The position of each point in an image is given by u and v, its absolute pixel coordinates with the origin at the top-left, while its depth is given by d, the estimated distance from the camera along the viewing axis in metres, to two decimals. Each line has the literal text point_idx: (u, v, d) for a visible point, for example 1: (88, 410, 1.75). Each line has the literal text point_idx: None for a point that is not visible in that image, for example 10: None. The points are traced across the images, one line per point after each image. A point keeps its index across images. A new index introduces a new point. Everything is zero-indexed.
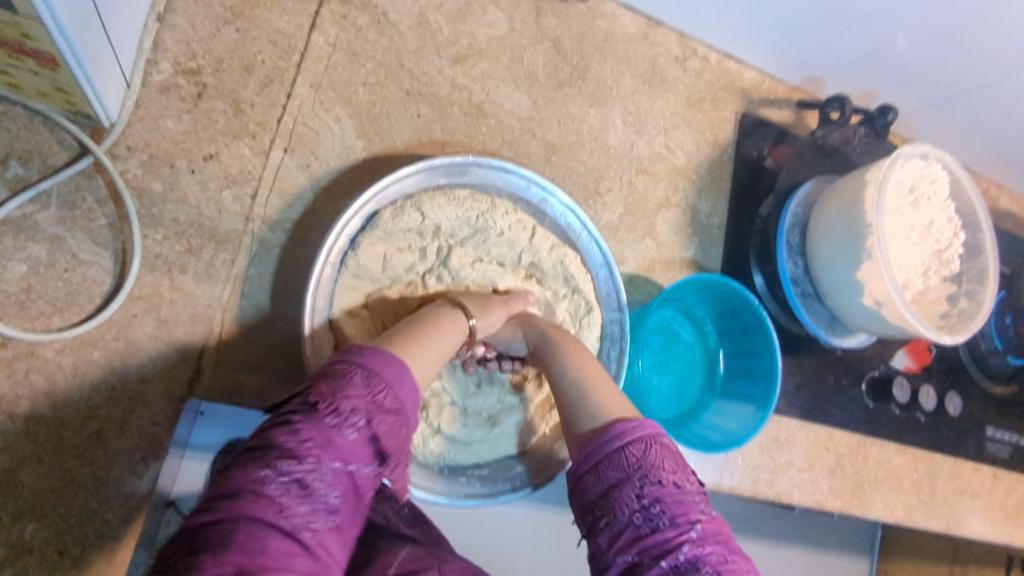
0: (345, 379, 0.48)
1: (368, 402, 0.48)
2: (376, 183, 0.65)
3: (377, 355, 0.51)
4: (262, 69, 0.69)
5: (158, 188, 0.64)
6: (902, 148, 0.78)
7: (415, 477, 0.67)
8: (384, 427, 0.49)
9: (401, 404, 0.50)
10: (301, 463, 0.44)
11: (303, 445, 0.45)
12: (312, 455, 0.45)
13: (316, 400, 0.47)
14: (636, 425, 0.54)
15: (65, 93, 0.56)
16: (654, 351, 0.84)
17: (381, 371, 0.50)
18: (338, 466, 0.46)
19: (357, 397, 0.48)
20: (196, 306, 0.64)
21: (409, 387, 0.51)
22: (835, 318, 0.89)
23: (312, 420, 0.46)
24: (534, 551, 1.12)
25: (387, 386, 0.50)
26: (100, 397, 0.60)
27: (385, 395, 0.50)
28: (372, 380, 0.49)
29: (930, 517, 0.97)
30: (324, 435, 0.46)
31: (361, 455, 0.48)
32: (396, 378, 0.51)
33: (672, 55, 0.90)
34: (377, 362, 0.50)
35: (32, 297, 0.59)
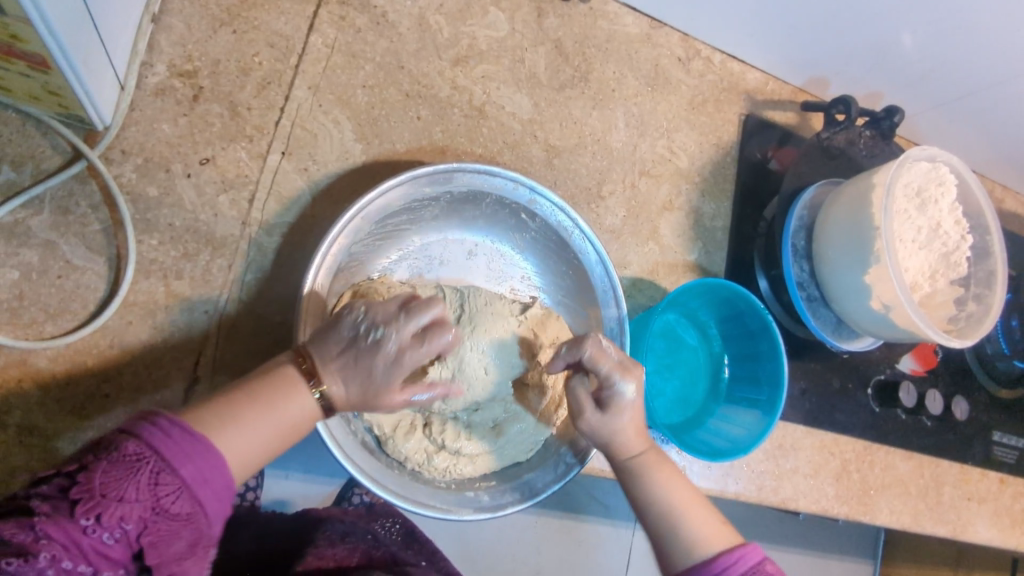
0: (126, 476, 0.46)
1: (147, 504, 0.46)
2: (358, 199, 0.63)
3: (178, 447, 0.47)
4: (259, 71, 0.68)
5: (154, 193, 0.63)
6: (912, 150, 0.78)
7: (420, 495, 0.65)
8: (161, 532, 0.47)
9: (196, 509, 0.48)
10: (28, 563, 0.42)
11: (40, 541, 0.43)
12: (48, 553, 0.43)
13: (82, 489, 0.45)
14: (742, 557, 0.60)
15: (57, 96, 0.55)
16: (658, 356, 0.83)
17: (179, 470, 0.47)
18: (85, 565, 0.45)
19: (133, 496, 0.46)
20: (192, 313, 0.63)
21: (220, 486, 0.49)
22: (842, 322, 0.88)
23: (56, 519, 0.44)
24: (534, 551, 1.12)
25: (176, 486, 0.47)
26: (94, 407, 0.59)
27: (170, 497, 0.47)
28: (159, 482, 0.46)
29: (936, 523, 0.96)
30: (70, 534, 0.44)
31: (116, 555, 0.46)
32: (191, 476, 0.47)
33: (675, 56, 0.89)
34: (168, 443, 0.47)
35: (24, 304, 0.58)
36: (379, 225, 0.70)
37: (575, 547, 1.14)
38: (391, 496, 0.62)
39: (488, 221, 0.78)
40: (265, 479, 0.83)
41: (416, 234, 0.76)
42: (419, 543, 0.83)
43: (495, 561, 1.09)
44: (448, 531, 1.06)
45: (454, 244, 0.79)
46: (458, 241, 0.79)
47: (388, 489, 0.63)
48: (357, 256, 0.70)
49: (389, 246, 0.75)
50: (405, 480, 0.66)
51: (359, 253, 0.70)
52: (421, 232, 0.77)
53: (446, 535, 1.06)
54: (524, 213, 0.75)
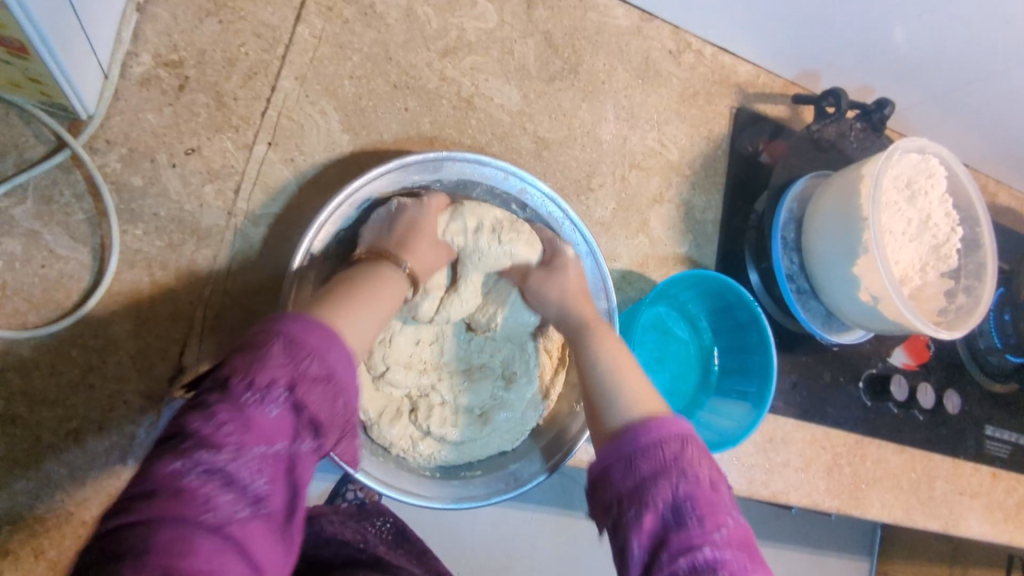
0: (264, 351, 0.48)
1: (291, 372, 0.48)
2: (345, 185, 0.63)
3: (296, 321, 0.51)
4: (245, 62, 0.67)
5: (138, 182, 0.62)
6: (901, 141, 0.77)
7: (404, 483, 0.65)
8: (313, 397, 0.49)
9: (331, 369, 0.51)
10: (219, 450, 0.44)
11: (224, 427, 0.45)
12: (231, 436, 0.45)
13: (230, 378, 0.47)
14: (662, 425, 0.57)
15: (39, 84, 0.55)
16: (648, 349, 0.83)
17: (303, 338, 0.50)
18: (267, 445, 0.47)
19: (275, 366, 0.48)
20: (177, 303, 0.63)
21: (341, 346, 0.52)
22: (831, 315, 0.88)
23: (228, 403, 0.46)
24: (527, 549, 1.11)
25: (309, 351, 0.50)
26: (78, 397, 0.59)
27: (309, 360, 0.50)
28: (294, 349, 0.49)
29: (928, 517, 0.95)
30: (242, 410, 0.46)
31: (284, 429, 0.48)
32: (320, 343, 0.51)
33: (666, 49, 0.89)
34: (299, 324, 0.51)
35: (6, 294, 0.58)
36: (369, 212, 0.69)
37: (567, 543, 1.14)
38: (374, 484, 0.62)
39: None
40: None
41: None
42: (410, 543, 0.83)
43: (488, 558, 1.09)
44: (441, 528, 1.06)
45: None
46: None
47: (373, 477, 0.63)
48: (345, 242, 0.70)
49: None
50: (390, 467, 0.66)
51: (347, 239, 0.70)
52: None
53: (440, 534, 1.06)
54: (515, 204, 0.75)
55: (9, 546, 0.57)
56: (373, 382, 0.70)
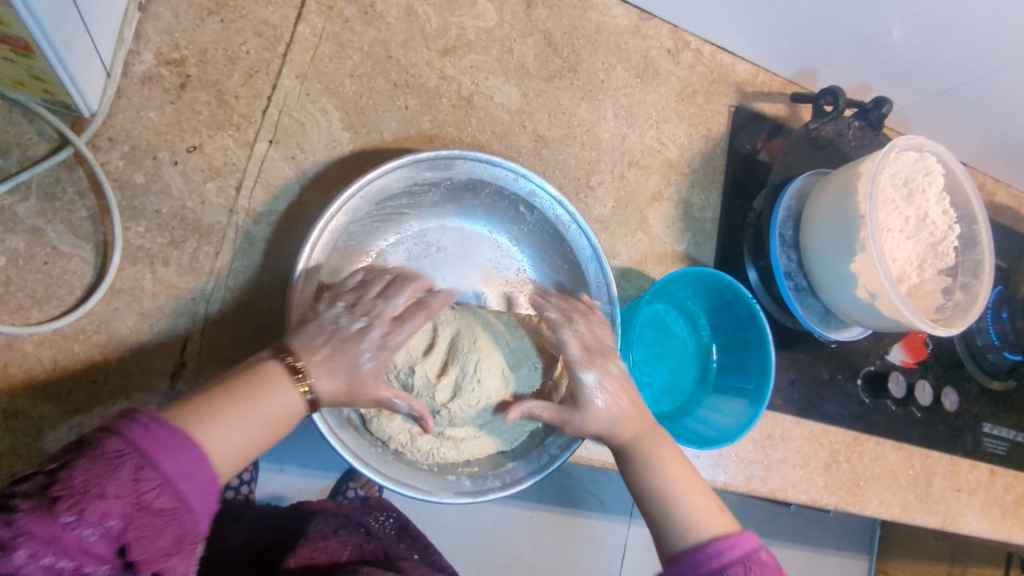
0: (111, 471, 0.45)
1: (131, 501, 0.46)
2: (359, 178, 0.64)
3: (164, 441, 0.48)
4: (246, 60, 0.68)
5: (141, 179, 0.63)
6: (897, 139, 0.78)
7: (401, 474, 0.66)
8: (145, 527, 0.46)
9: (181, 503, 0.48)
10: (8, 556, 0.42)
11: (17, 536, 0.42)
12: (27, 551, 0.42)
13: (57, 478, 0.44)
14: (736, 545, 0.59)
15: (42, 82, 0.55)
16: (646, 346, 0.83)
17: (161, 463, 0.47)
18: (65, 562, 0.44)
19: (117, 489, 0.45)
20: (179, 299, 0.63)
21: (205, 481, 0.49)
22: (829, 313, 0.88)
23: (37, 516, 0.43)
24: (526, 546, 1.12)
25: (161, 480, 0.47)
26: (81, 392, 0.60)
27: (154, 491, 0.46)
28: (145, 475, 0.46)
29: (926, 513, 0.96)
30: (46, 529, 0.43)
31: (99, 551, 0.45)
32: (176, 471, 0.47)
33: (664, 48, 0.89)
34: (154, 441, 0.47)
35: (10, 290, 0.58)
36: (379, 205, 0.70)
37: (567, 539, 1.15)
38: (372, 475, 0.63)
39: (487, 213, 0.79)
40: (261, 472, 0.89)
41: (415, 218, 0.77)
42: (412, 537, 0.84)
43: (488, 554, 1.09)
44: (441, 524, 1.07)
45: (451, 231, 0.79)
46: (457, 228, 0.79)
47: (369, 467, 0.63)
48: (354, 236, 0.71)
49: (385, 228, 0.75)
50: (387, 459, 0.66)
51: (356, 232, 0.71)
52: (419, 216, 0.77)
53: (440, 530, 1.06)
54: (523, 205, 0.76)
55: None
56: None
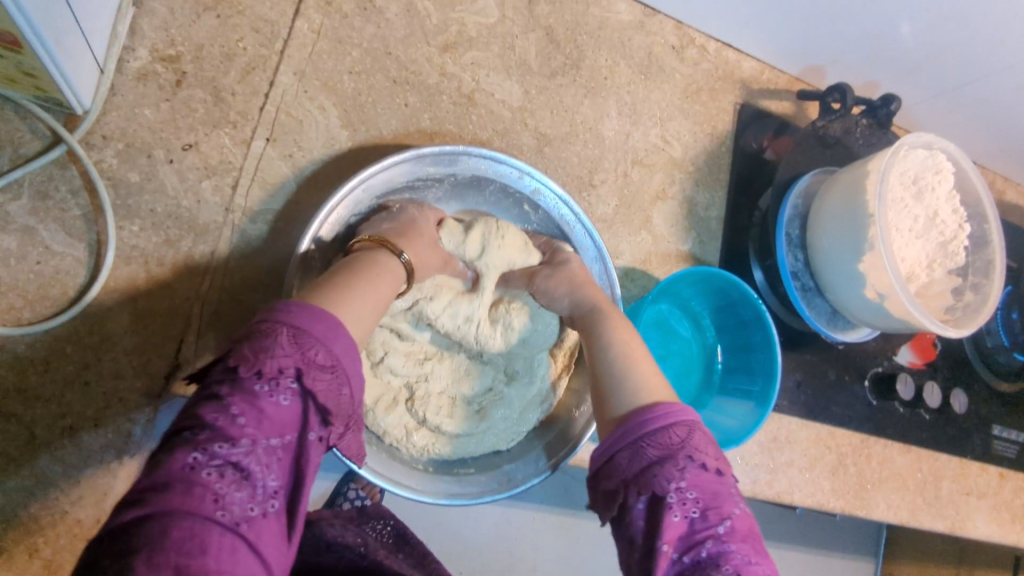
0: (271, 341, 0.47)
1: (299, 362, 0.47)
2: (362, 169, 0.63)
3: (304, 311, 0.49)
4: (243, 57, 0.67)
5: (135, 178, 0.62)
6: (907, 136, 0.76)
7: (396, 473, 0.64)
8: (320, 385, 0.48)
9: (340, 360, 0.49)
10: (232, 445, 0.44)
11: (231, 422, 0.44)
12: (245, 433, 0.44)
13: (236, 364, 0.46)
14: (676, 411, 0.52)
15: (32, 78, 0.54)
16: (650, 347, 0.82)
17: (311, 327, 0.48)
18: (270, 438, 0.46)
19: (282, 357, 0.46)
20: (174, 299, 0.62)
21: (349, 341, 0.50)
22: (837, 314, 0.87)
23: (235, 395, 0.45)
24: (529, 549, 1.11)
25: (317, 340, 0.48)
26: (74, 394, 0.59)
27: (316, 349, 0.48)
28: (303, 338, 0.47)
29: (935, 518, 0.94)
30: (245, 402, 0.45)
31: (296, 423, 0.47)
32: (326, 332, 0.48)
33: (669, 44, 0.88)
34: (301, 314, 0.48)
35: (1, 290, 0.57)
36: (382, 198, 0.69)
37: (569, 543, 1.14)
38: (365, 471, 0.62)
39: (491, 211, 0.78)
40: None
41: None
42: (411, 546, 0.83)
43: (490, 558, 1.08)
44: (443, 528, 1.05)
45: None
46: None
47: (363, 465, 0.62)
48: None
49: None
50: (381, 458, 0.65)
51: None
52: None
53: (441, 534, 1.05)
54: (528, 203, 0.75)
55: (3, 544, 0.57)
56: (372, 368, 0.70)
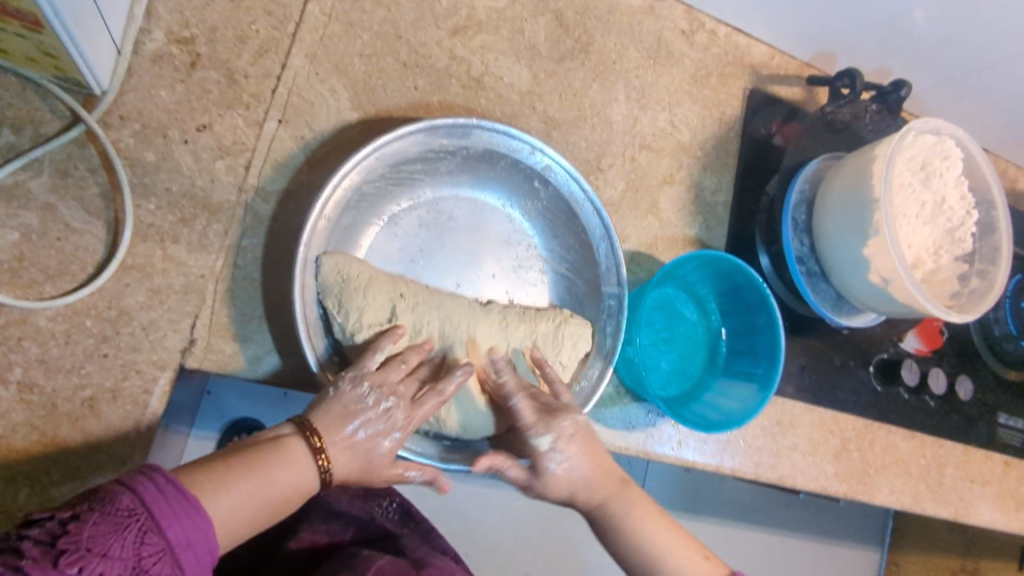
0: (117, 529, 0.43)
1: (129, 561, 0.43)
2: (376, 137, 0.65)
3: (171, 497, 0.46)
4: (256, 39, 0.68)
5: (151, 158, 0.63)
6: (914, 121, 0.76)
7: (397, 437, 0.67)
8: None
9: (178, 575, 0.45)
10: None
11: None
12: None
13: (65, 535, 0.42)
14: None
15: (54, 58, 0.56)
16: (655, 329, 0.83)
17: (167, 528, 0.45)
18: None
19: (118, 548, 0.43)
20: (189, 277, 0.64)
21: (204, 551, 0.46)
22: (841, 299, 0.87)
23: (41, 565, 0.40)
24: (535, 532, 1.13)
25: (162, 546, 0.44)
26: (92, 366, 0.60)
27: (154, 554, 0.44)
28: (148, 538, 0.44)
29: (938, 504, 0.95)
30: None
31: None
32: (180, 539, 0.45)
33: (679, 29, 0.88)
34: (164, 503, 0.45)
35: (24, 265, 0.59)
36: (394, 169, 0.70)
37: (575, 527, 1.16)
38: None
39: (500, 187, 0.78)
40: None
41: (429, 185, 0.76)
42: (416, 522, 0.83)
43: (496, 540, 1.11)
44: (450, 510, 1.08)
45: (465, 202, 0.78)
46: (470, 200, 0.78)
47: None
48: (367, 197, 0.71)
49: (399, 194, 0.74)
50: None
51: (369, 195, 0.71)
52: (433, 184, 0.76)
53: (448, 517, 1.08)
54: (537, 180, 0.76)
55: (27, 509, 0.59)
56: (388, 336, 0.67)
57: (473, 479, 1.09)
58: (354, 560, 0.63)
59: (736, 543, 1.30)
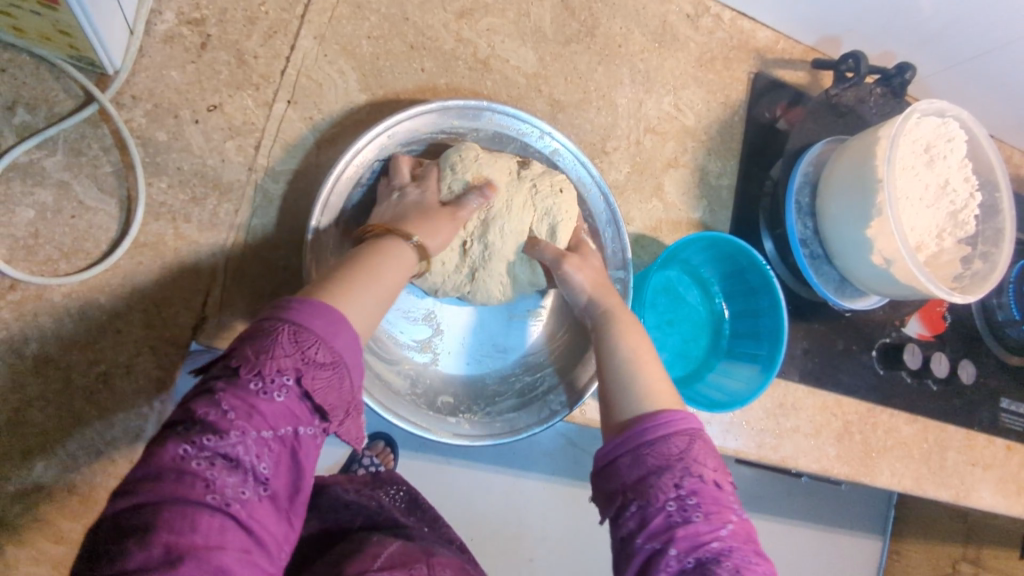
0: (273, 341, 0.46)
1: (298, 363, 0.46)
2: (388, 117, 0.66)
3: (305, 306, 0.48)
4: (265, 21, 0.69)
5: (163, 137, 0.64)
6: (918, 103, 0.77)
7: (406, 413, 0.68)
8: (319, 385, 0.47)
9: (339, 357, 0.48)
10: (223, 437, 0.43)
11: (226, 415, 0.44)
12: (235, 428, 0.44)
13: (238, 365, 0.45)
14: (686, 418, 0.56)
15: (68, 37, 0.57)
16: (659, 312, 0.84)
17: (311, 324, 0.47)
18: (269, 431, 0.45)
19: (284, 359, 0.46)
20: (200, 255, 0.65)
21: (350, 335, 0.49)
22: (845, 281, 0.88)
23: (231, 390, 0.45)
24: (540, 517, 1.14)
25: (317, 338, 0.47)
26: (107, 341, 0.62)
27: (316, 348, 0.47)
28: (303, 337, 0.46)
29: (939, 487, 0.96)
30: (250, 400, 0.45)
31: (291, 419, 0.46)
32: (327, 330, 0.47)
33: (683, 13, 0.88)
34: (295, 309, 0.48)
35: (39, 242, 0.60)
36: (406, 149, 0.72)
37: (580, 511, 1.17)
38: (372, 405, 0.65)
39: None
40: None
41: None
42: (421, 510, 0.86)
43: (502, 524, 1.12)
44: (456, 495, 1.09)
45: None
46: None
47: (375, 400, 0.65)
48: None
49: None
50: (391, 396, 0.68)
51: None
52: None
53: (453, 502, 1.09)
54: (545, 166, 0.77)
55: (45, 482, 0.61)
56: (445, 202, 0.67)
57: (478, 464, 1.10)
58: (366, 546, 0.63)
59: None
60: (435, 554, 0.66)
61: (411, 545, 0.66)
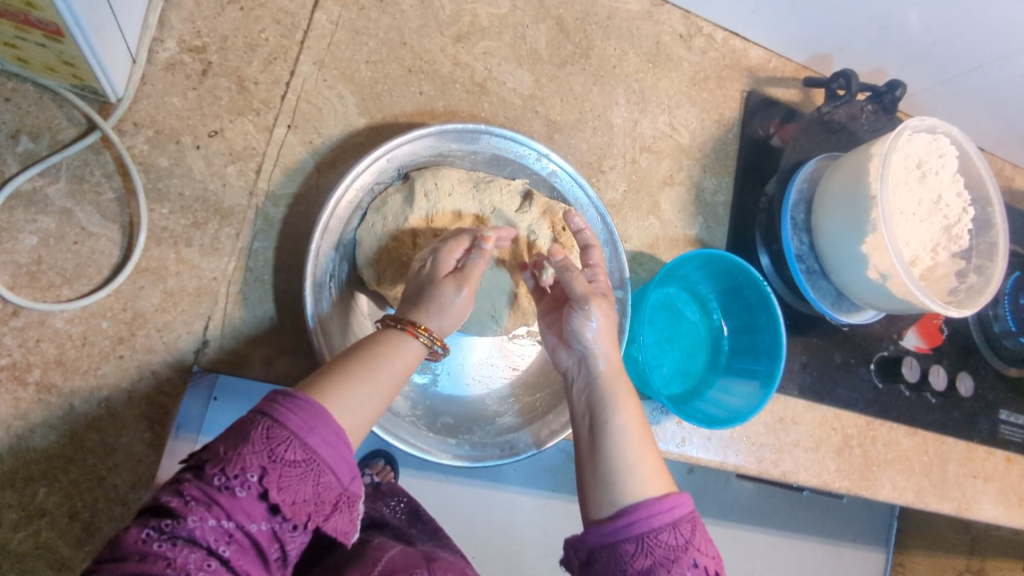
0: (245, 436, 0.47)
1: (265, 457, 0.47)
2: (387, 141, 0.67)
3: (286, 401, 0.49)
4: (265, 47, 0.70)
5: (165, 163, 0.65)
6: (911, 120, 0.78)
7: (406, 434, 0.68)
8: (288, 481, 0.47)
9: (311, 454, 0.48)
10: (184, 520, 0.44)
11: (188, 502, 0.45)
12: (195, 513, 0.45)
13: (208, 459, 0.47)
14: (682, 500, 0.55)
15: (71, 67, 0.58)
16: (657, 328, 0.84)
17: (287, 420, 0.48)
18: (231, 523, 0.46)
19: (251, 453, 0.46)
20: (201, 279, 0.65)
21: (328, 430, 0.49)
22: (841, 296, 0.88)
23: (198, 482, 0.46)
24: (541, 535, 1.14)
25: (289, 434, 0.48)
26: (109, 366, 0.62)
27: (285, 444, 0.47)
28: (274, 433, 0.47)
29: (940, 500, 0.95)
30: (212, 492, 0.46)
31: (256, 510, 0.47)
32: (302, 425, 0.48)
33: (677, 33, 0.90)
34: (276, 405, 0.49)
35: (42, 269, 0.61)
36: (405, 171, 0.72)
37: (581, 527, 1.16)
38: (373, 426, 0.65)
39: None
40: None
41: None
42: (423, 522, 0.84)
43: (503, 543, 1.11)
44: (457, 514, 1.08)
45: None
46: None
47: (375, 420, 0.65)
48: None
49: None
50: (390, 417, 0.68)
51: None
52: None
53: (454, 520, 1.08)
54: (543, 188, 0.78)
55: (46, 508, 0.60)
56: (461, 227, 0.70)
57: (477, 481, 1.10)
58: (366, 551, 0.63)
59: (741, 544, 1.31)
60: (436, 558, 0.66)
61: (410, 550, 0.66)
